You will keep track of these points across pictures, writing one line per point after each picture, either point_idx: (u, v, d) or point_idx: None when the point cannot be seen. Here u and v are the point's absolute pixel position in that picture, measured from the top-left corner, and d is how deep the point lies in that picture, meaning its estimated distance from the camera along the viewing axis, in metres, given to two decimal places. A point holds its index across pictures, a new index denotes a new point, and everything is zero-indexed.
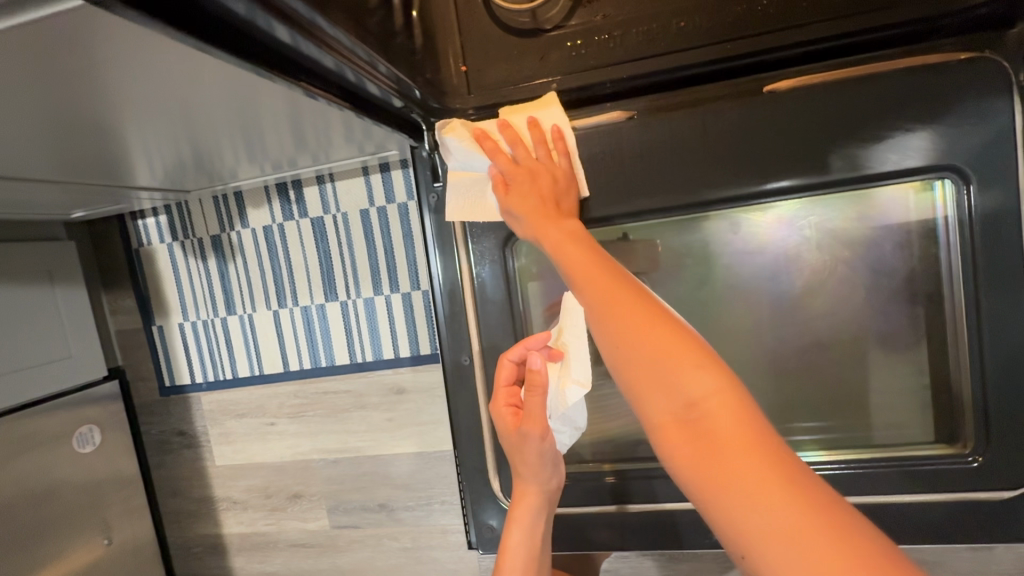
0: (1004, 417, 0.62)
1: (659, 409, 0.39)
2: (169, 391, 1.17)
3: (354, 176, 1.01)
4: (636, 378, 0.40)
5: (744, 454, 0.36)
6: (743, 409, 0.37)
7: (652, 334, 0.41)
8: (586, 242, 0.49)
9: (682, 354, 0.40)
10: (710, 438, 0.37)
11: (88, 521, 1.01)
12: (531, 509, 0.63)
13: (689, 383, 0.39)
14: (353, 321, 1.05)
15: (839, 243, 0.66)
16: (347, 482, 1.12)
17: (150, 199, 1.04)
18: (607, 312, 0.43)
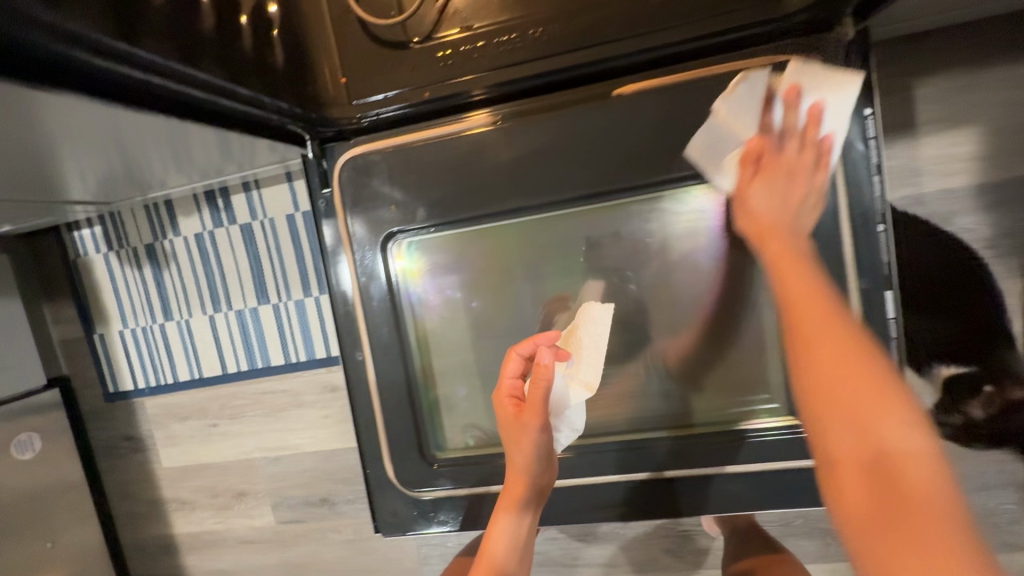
0: None
1: (843, 449, 0.44)
2: (113, 397, 1.20)
3: (278, 182, 1.04)
4: (825, 413, 0.45)
5: (918, 515, 0.39)
6: (939, 471, 0.41)
7: (855, 376, 0.45)
8: (806, 274, 0.53)
9: (889, 408, 0.44)
10: (903, 495, 0.40)
11: (35, 526, 1.04)
12: (517, 500, 0.64)
13: (895, 435, 0.43)
14: (285, 323, 1.09)
15: (682, 236, 0.70)
16: (290, 479, 1.16)
17: (82, 210, 1.07)
18: (808, 348, 0.48)
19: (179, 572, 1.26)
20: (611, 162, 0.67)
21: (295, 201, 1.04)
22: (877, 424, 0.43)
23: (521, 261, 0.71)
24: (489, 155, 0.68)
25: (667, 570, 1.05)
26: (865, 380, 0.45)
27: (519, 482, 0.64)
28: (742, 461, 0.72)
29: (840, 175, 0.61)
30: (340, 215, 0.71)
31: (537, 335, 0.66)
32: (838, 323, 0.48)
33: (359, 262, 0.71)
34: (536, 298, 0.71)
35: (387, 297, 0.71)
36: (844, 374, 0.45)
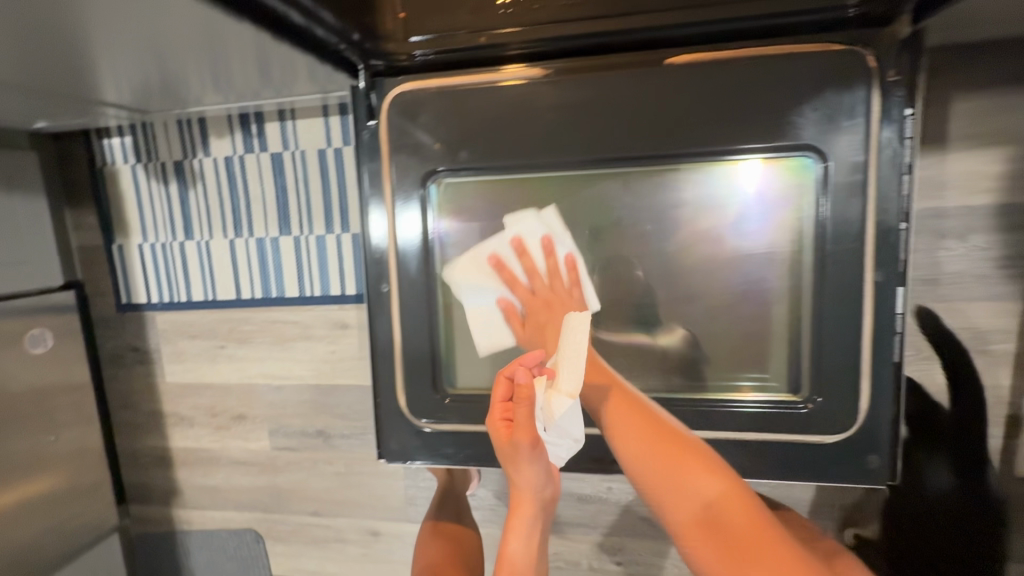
0: (832, 375, 0.65)
1: (688, 512, 0.55)
2: (124, 308, 1.22)
3: (315, 114, 1.05)
4: (656, 480, 0.57)
5: (740, 535, 0.53)
6: (743, 504, 0.55)
7: (666, 450, 0.57)
8: (631, 409, 0.62)
9: (681, 454, 0.57)
10: (731, 530, 0.53)
11: (38, 419, 1.06)
12: (527, 517, 0.67)
13: (703, 485, 0.55)
14: (304, 255, 1.11)
15: (711, 209, 0.67)
16: (288, 408, 1.19)
17: (116, 118, 1.07)
18: (628, 432, 0.60)
19: (170, 484, 1.30)
20: (658, 126, 0.65)
21: (329, 136, 1.05)
22: (690, 487, 0.55)
23: (553, 214, 0.72)
24: (539, 106, 0.67)
25: (640, 537, 1.10)
26: (655, 434, 0.59)
27: (526, 499, 0.66)
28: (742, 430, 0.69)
29: (874, 161, 0.61)
30: (384, 154, 0.71)
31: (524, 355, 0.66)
32: (625, 389, 0.64)
33: (398, 194, 0.72)
34: (561, 252, 0.73)
35: (420, 234, 0.72)
36: (654, 455, 0.58)
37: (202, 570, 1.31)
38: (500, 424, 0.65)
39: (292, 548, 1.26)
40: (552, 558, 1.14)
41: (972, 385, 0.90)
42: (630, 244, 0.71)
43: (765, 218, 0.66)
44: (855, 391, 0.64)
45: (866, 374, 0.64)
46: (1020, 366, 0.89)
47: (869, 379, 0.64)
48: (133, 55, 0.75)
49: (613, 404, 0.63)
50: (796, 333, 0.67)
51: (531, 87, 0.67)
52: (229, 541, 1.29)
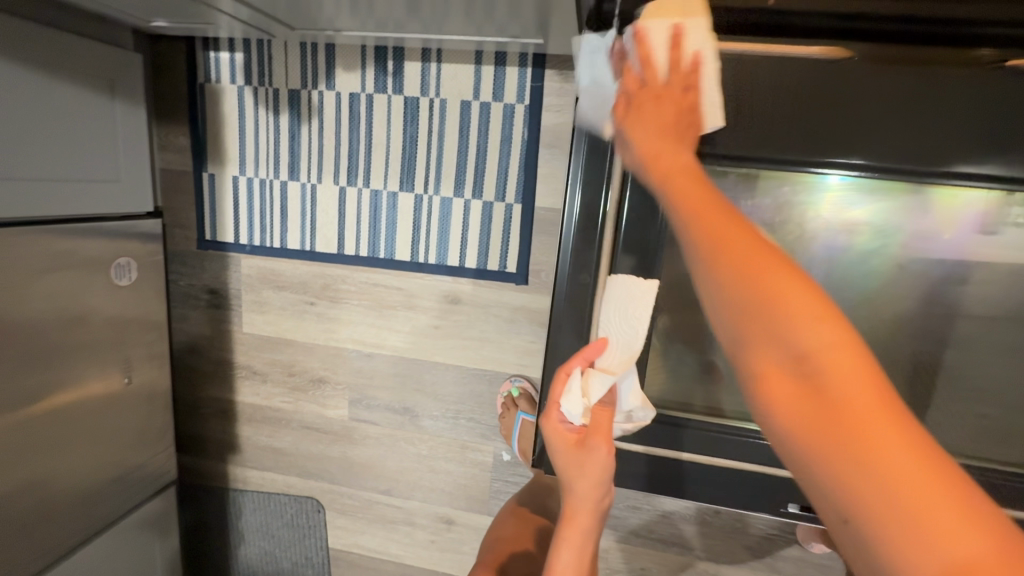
0: None
1: (808, 342, 0.31)
2: (206, 245, 1.10)
3: (465, 59, 0.92)
4: (750, 321, 0.34)
5: (878, 413, 0.29)
6: (865, 371, 0.30)
7: (778, 275, 0.34)
8: (738, 222, 0.37)
9: (788, 288, 0.33)
10: (832, 400, 0.30)
11: (111, 356, 0.97)
12: (582, 529, 0.58)
13: (801, 336, 0.32)
14: (424, 218, 1.00)
15: (1022, 247, 0.61)
16: (376, 379, 1.10)
17: (233, 29, 0.93)
18: (721, 243, 0.36)
19: (230, 438, 1.21)
20: (956, 148, 0.58)
21: (478, 87, 0.92)
22: (784, 327, 0.32)
23: (829, 226, 0.64)
24: (824, 98, 0.58)
25: (739, 565, 1.05)
26: (762, 262, 0.35)
27: (585, 512, 0.57)
28: None
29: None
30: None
31: (582, 350, 0.60)
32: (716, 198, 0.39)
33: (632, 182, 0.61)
34: (828, 272, 0.65)
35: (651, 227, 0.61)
36: (744, 267, 0.35)
37: (253, 531, 1.25)
38: (563, 429, 0.57)
39: (356, 523, 1.19)
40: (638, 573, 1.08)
41: None
42: (907, 274, 0.64)
43: None
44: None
45: None
46: None
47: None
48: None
49: (704, 198, 0.39)
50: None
51: (823, 70, 0.57)
52: (287, 506, 1.22)
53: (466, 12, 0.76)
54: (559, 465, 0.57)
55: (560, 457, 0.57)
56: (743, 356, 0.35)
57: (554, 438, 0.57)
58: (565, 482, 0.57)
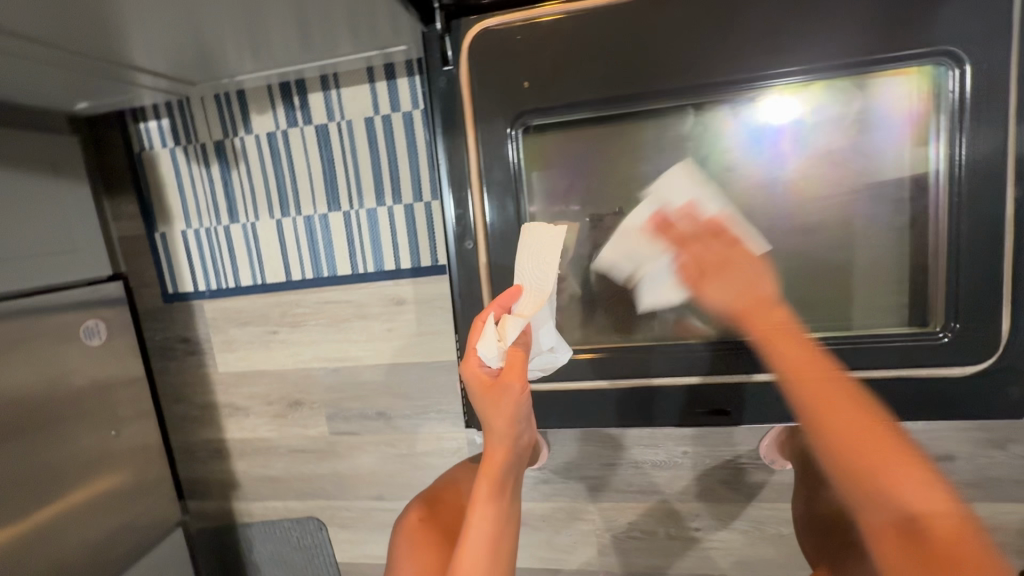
0: (972, 299, 0.59)
1: (876, 522, 0.55)
2: (171, 299, 1.18)
3: (359, 79, 1.00)
4: (854, 468, 0.57)
5: (876, 445, 0.57)
6: (955, 517, 0.52)
7: (905, 483, 0.54)
8: (866, 414, 0.59)
9: (910, 472, 0.55)
10: (940, 553, 0.49)
11: (98, 413, 1.04)
12: (501, 466, 0.66)
13: (911, 492, 0.54)
14: (356, 231, 1.07)
15: (835, 129, 0.62)
16: (347, 391, 1.16)
17: (154, 96, 1.03)
18: (845, 455, 0.58)
19: (228, 476, 1.28)
20: (766, 51, 0.60)
21: (376, 103, 1.01)
22: (898, 490, 0.54)
23: (646, 149, 0.68)
24: (633, 31, 0.62)
25: (721, 502, 1.07)
26: (857, 422, 0.59)
27: (500, 450, 0.66)
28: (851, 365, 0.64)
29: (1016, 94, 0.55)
30: (468, 105, 0.67)
31: (497, 300, 0.65)
32: (838, 396, 0.60)
33: (483, 144, 0.67)
34: (665, 191, 0.68)
35: (509, 193, 0.68)
36: (855, 453, 0.57)
37: (267, 562, 1.30)
38: (480, 371, 0.64)
39: (359, 533, 1.24)
40: (627, 528, 1.12)
41: None
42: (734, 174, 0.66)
43: (885, 137, 0.61)
44: (994, 306, 0.59)
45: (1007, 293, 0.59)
46: None
47: (1010, 293, 0.58)
48: (200, 12, 0.71)
49: (800, 367, 0.62)
50: (922, 256, 0.62)
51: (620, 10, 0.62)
52: (293, 531, 1.27)
53: (344, 33, 0.84)
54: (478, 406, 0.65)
55: (478, 398, 0.64)
56: (837, 469, 0.58)
57: (473, 381, 0.64)
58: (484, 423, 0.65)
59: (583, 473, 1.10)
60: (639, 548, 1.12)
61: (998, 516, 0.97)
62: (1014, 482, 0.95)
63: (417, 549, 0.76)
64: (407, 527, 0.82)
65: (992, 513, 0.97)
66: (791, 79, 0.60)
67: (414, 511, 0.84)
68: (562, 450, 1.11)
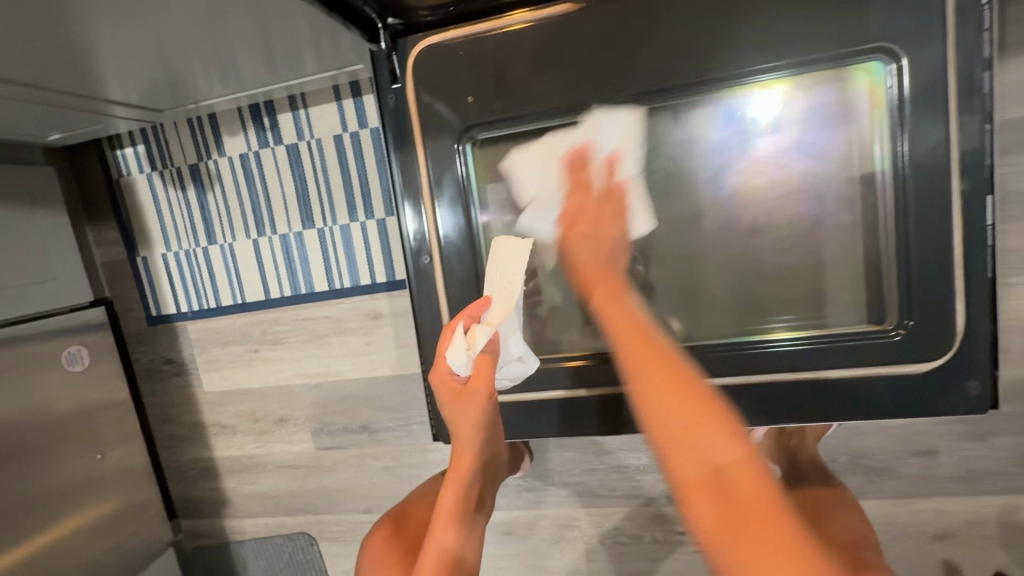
0: (923, 295, 0.59)
1: (686, 473, 0.47)
2: (155, 321, 1.20)
3: (326, 98, 1.02)
4: (665, 434, 0.49)
5: (707, 408, 0.49)
6: (754, 470, 0.46)
7: (708, 440, 0.47)
8: (664, 373, 0.52)
9: (709, 425, 0.48)
10: (735, 503, 0.45)
11: (84, 437, 1.06)
12: (465, 471, 0.72)
13: (720, 448, 0.47)
14: (330, 248, 1.08)
15: (779, 128, 0.61)
16: (330, 406, 1.17)
17: (127, 124, 1.05)
18: (658, 411, 0.50)
19: (218, 494, 1.29)
20: (705, 56, 0.59)
21: (344, 120, 1.02)
22: (705, 443, 0.47)
23: None
24: (572, 43, 0.62)
25: None
26: (674, 378, 0.51)
27: (465, 453, 0.71)
28: (812, 367, 0.63)
29: (955, 88, 0.55)
30: (416, 122, 0.68)
31: (465, 309, 0.67)
32: (657, 354, 0.54)
33: (432, 157, 0.68)
34: None
35: (459, 206, 0.69)
36: (672, 414, 0.49)
37: None
38: (450, 379, 0.67)
39: (348, 547, 1.24)
40: (613, 533, 1.11)
41: None
42: (681, 178, 0.65)
43: (830, 134, 0.60)
44: (946, 300, 0.58)
45: (959, 288, 0.58)
46: None
47: (961, 287, 0.58)
48: (154, 44, 0.72)
49: (625, 330, 0.56)
50: (874, 254, 0.61)
51: (558, 23, 0.62)
52: (283, 547, 1.28)
53: (307, 55, 0.85)
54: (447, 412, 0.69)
55: (447, 405, 0.68)
56: (651, 440, 0.51)
57: (442, 389, 0.68)
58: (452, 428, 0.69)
59: (566, 480, 1.10)
60: (626, 552, 1.11)
61: (987, 511, 0.95)
62: (1000, 475, 0.94)
63: (383, 566, 0.76)
64: (373, 541, 0.82)
65: (980, 507, 0.95)
66: (724, 84, 0.60)
67: (380, 527, 0.84)
68: (544, 457, 1.10)
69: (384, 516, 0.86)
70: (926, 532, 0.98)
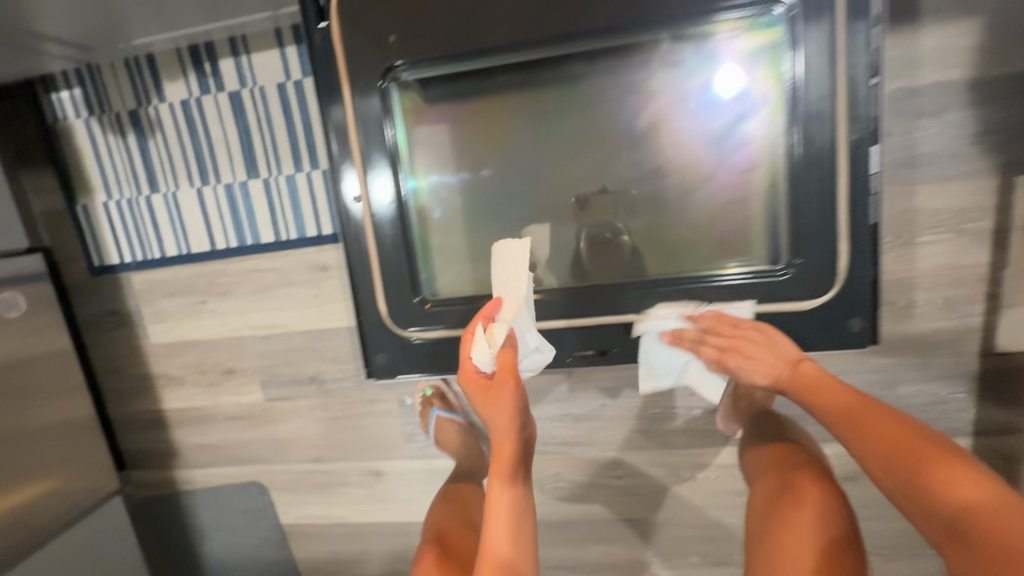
0: (809, 234, 0.73)
1: (938, 522, 0.60)
2: (98, 272, 1.19)
3: (267, 45, 1.00)
4: (903, 477, 0.63)
5: (935, 461, 0.62)
6: (1004, 506, 0.56)
7: (951, 485, 0.60)
8: (886, 419, 0.67)
9: (939, 470, 0.61)
10: (994, 537, 0.55)
11: (20, 385, 1.04)
12: (508, 459, 0.73)
13: (963, 492, 0.59)
14: (276, 198, 1.08)
15: (697, 83, 0.74)
16: (279, 357, 1.19)
17: (61, 64, 1.02)
18: (887, 451, 0.65)
19: (168, 445, 1.30)
20: None
21: (287, 69, 1.01)
22: (941, 488, 0.60)
23: (518, 107, 0.79)
24: None
25: (637, 450, 1.12)
26: (887, 427, 0.67)
27: (506, 441, 0.73)
28: (718, 298, 0.78)
29: (843, 55, 0.66)
30: (343, 79, 0.75)
31: (482, 310, 0.75)
32: (880, 414, 0.68)
33: (357, 104, 0.75)
34: (527, 144, 0.80)
35: (384, 156, 0.77)
36: (896, 468, 0.64)
37: (211, 527, 1.33)
38: (475, 375, 0.74)
39: (298, 495, 1.28)
40: (553, 479, 1.17)
41: (948, 266, 0.93)
42: (605, 130, 0.78)
43: (737, 88, 0.73)
44: (833, 238, 0.72)
45: (844, 229, 0.72)
46: (999, 242, 0.91)
47: (845, 229, 0.71)
48: None
49: (846, 407, 0.70)
50: (773, 198, 0.75)
51: None
52: (234, 495, 1.30)
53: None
54: (478, 408, 0.74)
55: (477, 398, 0.74)
56: (895, 492, 0.64)
57: (472, 386, 0.74)
58: (487, 420, 0.74)
59: None
60: (566, 497, 1.17)
61: None
62: None
63: None
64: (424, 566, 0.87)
65: None
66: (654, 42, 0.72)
67: (427, 551, 0.91)
68: None
69: (428, 543, 0.91)
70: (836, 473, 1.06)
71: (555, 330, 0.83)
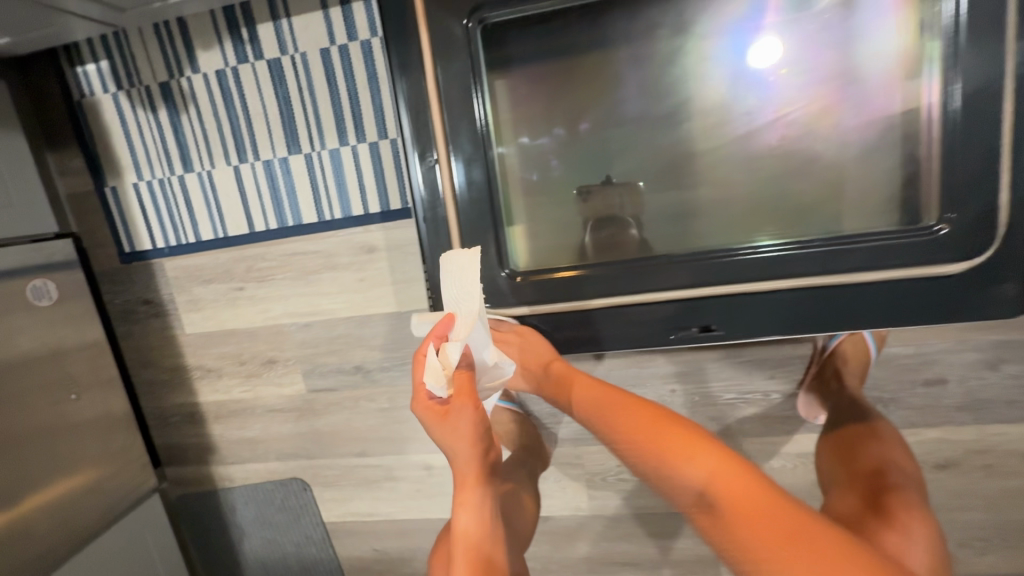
0: (967, 185, 0.63)
1: (683, 494, 0.60)
2: (129, 259, 1.12)
3: (311, 7, 0.93)
4: (647, 452, 0.64)
5: (685, 435, 0.64)
6: (758, 482, 0.58)
7: (707, 459, 0.61)
8: (649, 407, 0.70)
9: (682, 443, 0.63)
10: (750, 508, 0.56)
11: (54, 379, 0.98)
12: (472, 490, 0.71)
13: (688, 467, 0.60)
14: (319, 175, 1.01)
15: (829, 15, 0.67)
16: (322, 346, 1.12)
17: (88, 32, 0.95)
18: (643, 427, 0.67)
19: (205, 440, 1.24)
20: None
21: (332, 33, 0.93)
22: (683, 462, 0.61)
23: (624, 51, 0.72)
24: None
25: None
26: (648, 413, 0.69)
27: (467, 470, 0.70)
28: (844, 269, 0.67)
29: None
30: (421, 28, 0.68)
31: (433, 329, 0.69)
32: (647, 403, 0.71)
33: (437, 52, 0.69)
34: (636, 92, 0.73)
35: (466, 113, 0.70)
36: (640, 447, 0.65)
37: (251, 525, 1.27)
38: (429, 402, 0.68)
39: (343, 491, 1.21)
40: (615, 470, 1.10)
41: None
42: (719, 74, 0.71)
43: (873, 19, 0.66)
44: (992, 190, 0.62)
45: (1007, 179, 0.62)
46: None
47: (1007, 179, 0.61)
48: None
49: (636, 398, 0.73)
50: (912, 145, 0.67)
51: None
52: (275, 492, 1.24)
53: None
54: (437, 437, 0.69)
55: (433, 428, 0.68)
56: (640, 469, 0.65)
57: (426, 413, 0.68)
58: (445, 448, 0.69)
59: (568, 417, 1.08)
60: (629, 489, 1.11)
61: (987, 440, 0.96)
62: (1006, 403, 0.93)
63: None
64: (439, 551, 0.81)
65: (981, 436, 0.96)
66: None
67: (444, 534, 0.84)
68: (546, 395, 1.07)
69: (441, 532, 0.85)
70: (926, 461, 0.98)
71: (653, 310, 0.73)
